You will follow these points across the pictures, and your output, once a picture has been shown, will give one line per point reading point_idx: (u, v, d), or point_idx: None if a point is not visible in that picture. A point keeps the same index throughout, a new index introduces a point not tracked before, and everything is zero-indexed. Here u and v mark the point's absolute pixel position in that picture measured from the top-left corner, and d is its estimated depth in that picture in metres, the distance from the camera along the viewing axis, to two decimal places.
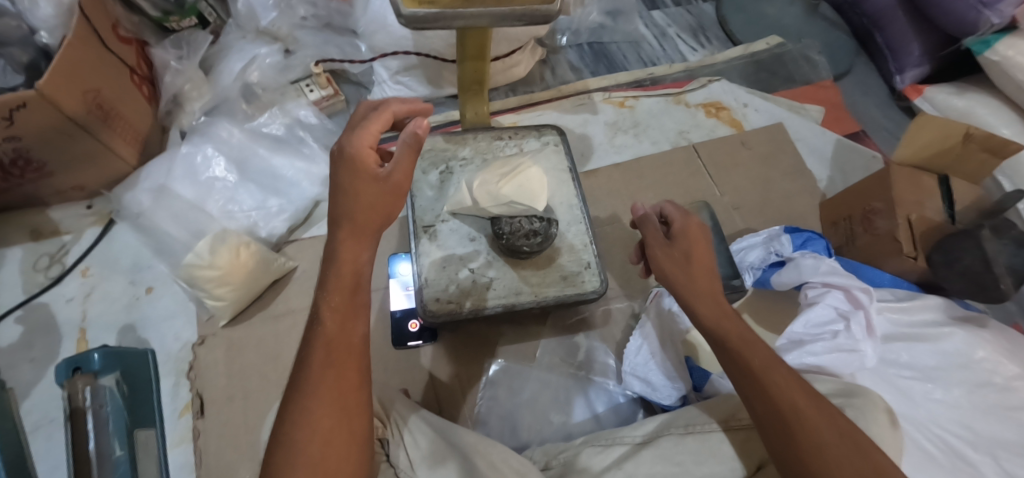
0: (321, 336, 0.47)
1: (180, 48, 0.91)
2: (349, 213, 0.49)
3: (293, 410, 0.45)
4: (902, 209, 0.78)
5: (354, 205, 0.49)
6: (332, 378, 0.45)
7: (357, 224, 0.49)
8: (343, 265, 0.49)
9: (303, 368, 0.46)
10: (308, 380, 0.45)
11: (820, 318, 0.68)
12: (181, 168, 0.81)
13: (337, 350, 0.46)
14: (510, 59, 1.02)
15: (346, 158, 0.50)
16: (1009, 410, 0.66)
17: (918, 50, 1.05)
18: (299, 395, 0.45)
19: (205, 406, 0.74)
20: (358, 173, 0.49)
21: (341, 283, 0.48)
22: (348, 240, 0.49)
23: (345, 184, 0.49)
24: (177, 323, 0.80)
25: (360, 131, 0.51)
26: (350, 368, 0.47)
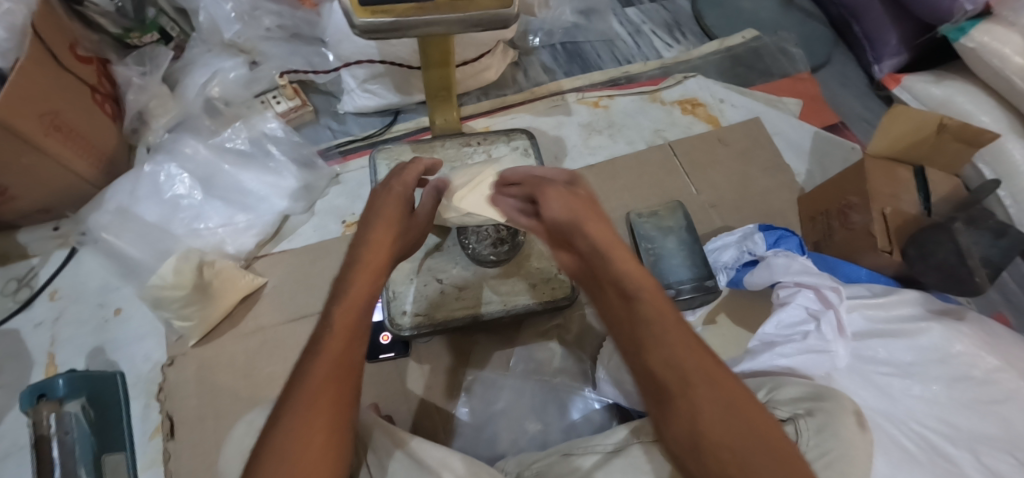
0: (329, 349, 0.43)
1: (143, 64, 0.91)
2: (376, 238, 0.51)
3: (286, 423, 0.39)
4: (877, 202, 0.76)
5: (377, 231, 0.52)
6: (332, 393, 0.41)
7: (374, 258, 0.49)
8: (359, 289, 0.47)
9: (302, 380, 0.41)
10: (303, 393, 0.41)
11: (790, 319, 0.68)
12: (145, 187, 0.81)
13: (341, 365, 0.42)
14: (480, 63, 1.00)
15: (396, 193, 0.56)
16: (986, 404, 0.66)
17: (896, 39, 1.04)
18: (292, 408, 0.40)
19: (175, 428, 0.72)
20: (393, 204, 0.55)
21: (354, 297, 0.46)
22: (365, 270, 0.48)
23: (383, 212, 0.54)
24: (146, 344, 0.79)
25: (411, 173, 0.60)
26: (345, 384, 0.42)
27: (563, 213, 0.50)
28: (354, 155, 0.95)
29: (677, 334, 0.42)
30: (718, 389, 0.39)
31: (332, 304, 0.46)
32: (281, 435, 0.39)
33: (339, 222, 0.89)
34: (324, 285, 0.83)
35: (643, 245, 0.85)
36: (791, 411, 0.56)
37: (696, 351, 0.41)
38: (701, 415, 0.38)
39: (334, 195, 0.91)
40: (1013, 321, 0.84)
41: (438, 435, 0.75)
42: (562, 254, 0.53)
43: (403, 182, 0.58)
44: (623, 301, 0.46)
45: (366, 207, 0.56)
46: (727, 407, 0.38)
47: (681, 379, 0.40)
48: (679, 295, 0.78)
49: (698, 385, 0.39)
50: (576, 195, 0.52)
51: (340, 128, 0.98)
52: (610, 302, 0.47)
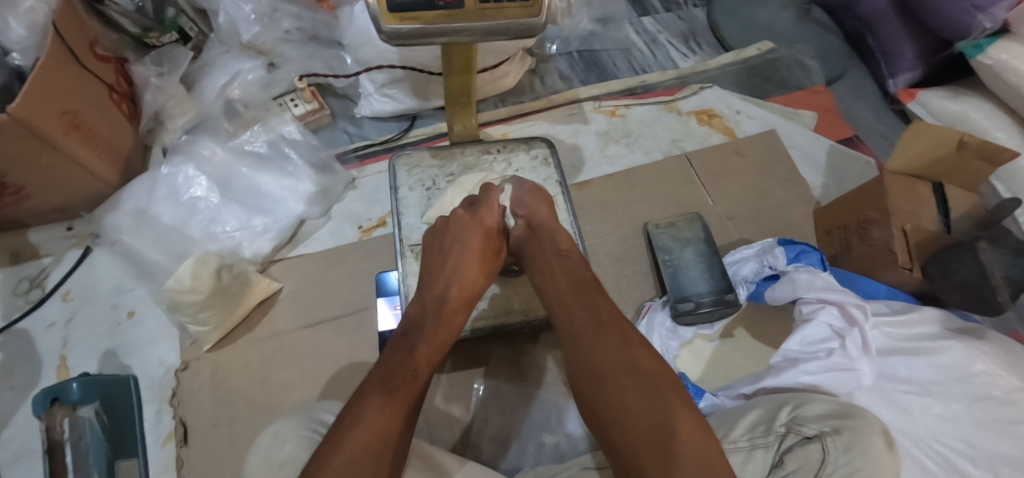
0: (400, 379, 0.48)
1: (161, 64, 0.90)
2: (467, 281, 0.60)
3: (349, 448, 0.41)
4: (898, 219, 0.75)
5: (467, 263, 0.61)
6: (395, 430, 0.44)
7: (464, 286, 0.60)
8: (450, 319, 0.57)
9: (365, 405, 0.45)
10: (369, 416, 0.44)
11: (814, 336, 0.68)
12: (162, 188, 0.81)
13: (412, 399, 0.47)
14: (498, 70, 1.01)
15: (478, 224, 0.64)
16: (1010, 424, 0.63)
17: (911, 53, 1.04)
18: (354, 430, 0.43)
19: (188, 434, 0.72)
20: (486, 245, 0.62)
21: (435, 342, 0.54)
22: (456, 304, 0.58)
23: (464, 239, 0.62)
24: (160, 347, 0.78)
25: (486, 208, 0.65)
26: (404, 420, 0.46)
27: (539, 230, 0.65)
28: (371, 160, 0.94)
29: (588, 292, 0.55)
30: (615, 343, 0.49)
31: (418, 340, 0.53)
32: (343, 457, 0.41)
33: (355, 227, 0.88)
34: (339, 291, 0.82)
35: (661, 257, 0.85)
36: (818, 428, 0.53)
37: (601, 304, 0.54)
38: (598, 355, 0.48)
39: (351, 200, 0.90)
40: None
41: (455, 445, 0.75)
42: (530, 258, 0.64)
43: (491, 220, 0.65)
44: (558, 274, 0.59)
45: (455, 235, 0.63)
46: (631, 357, 0.47)
47: (586, 322, 0.52)
48: (698, 308, 0.77)
49: (600, 333, 0.50)
50: (552, 221, 0.67)
51: (357, 132, 0.98)
52: (546, 269, 0.60)
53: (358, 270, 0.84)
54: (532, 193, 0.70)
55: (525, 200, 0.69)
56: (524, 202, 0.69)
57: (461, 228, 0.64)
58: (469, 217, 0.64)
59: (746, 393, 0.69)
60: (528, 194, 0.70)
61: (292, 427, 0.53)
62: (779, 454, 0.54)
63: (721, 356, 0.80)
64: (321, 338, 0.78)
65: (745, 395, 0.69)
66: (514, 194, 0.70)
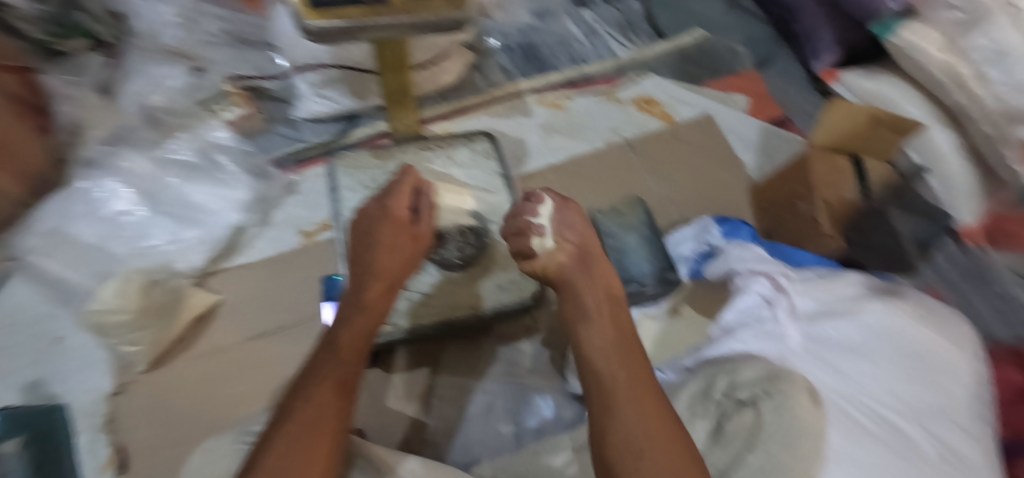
0: (331, 371, 0.48)
1: (75, 74, 0.86)
2: (382, 266, 0.58)
3: (280, 441, 0.41)
4: (821, 191, 0.80)
5: (387, 250, 0.59)
6: (330, 417, 0.44)
7: (380, 272, 0.57)
8: (373, 303, 0.55)
9: (302, 400, 0.45)
10: (305, 409, 0.44)
11: (748, 305, 0.74)
12: (82, 204, 0.76)
13: (343, 385, 0.47)
14: (436, 66, 1.00)
15: (389, 216, 0.61)
16: (932, 375, 0.66)
17: (830, 35, 1.10)
18: (285, 424, 0.43)
19: (128, 461, 0.68)
20: (401, 234, 0.60)
21: (361, 327, 0.53)
22: (377, 290, 0.56)
23: (378, 235, 0.60)
24: (87, 374, 0.73)
25: (396, 196, 0.63)
26: (340, 407, 0.45)
27: (591, 259, 0.62)
28: (310, 163, 0.92)
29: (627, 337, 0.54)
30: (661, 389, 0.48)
31: (340, 329, 0.53)
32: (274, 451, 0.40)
33: (297, 232, 0.86)
34: (284, 299, 0.80)
35: (607, 242, 0.87)
36: (750, 392, 0.57)
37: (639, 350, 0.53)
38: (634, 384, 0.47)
39: (291, 205, 0.88)
40: (946, 296, 0.95)
41: (412, 445, 0.74)
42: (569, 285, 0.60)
43: (400, 209, 0.62)
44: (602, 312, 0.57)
45: (367, 230, 0.61)
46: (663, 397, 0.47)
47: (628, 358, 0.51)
48: (643, 289, 0.83)
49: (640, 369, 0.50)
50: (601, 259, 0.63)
51: (293, 135, 0.95)
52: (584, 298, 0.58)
53: (303, 276, 0.82)
54: (577, 217, 0.66)
55: (569, 223, 0.65)
56: (573, 227, 0.64)
57: (373, 222, 0.62)
58: (377, 210, 0.62)
59: (689, 367, 0.72)
60: (569, 218, 0.66)
61: (231, 440, 0.52)
62: (717, 421, 0.58)
63: (668, 334, 0.82)
64: (267, 348, 0.76)
65: (688, 368, 0.71)
66: (550, 213, 0.66)
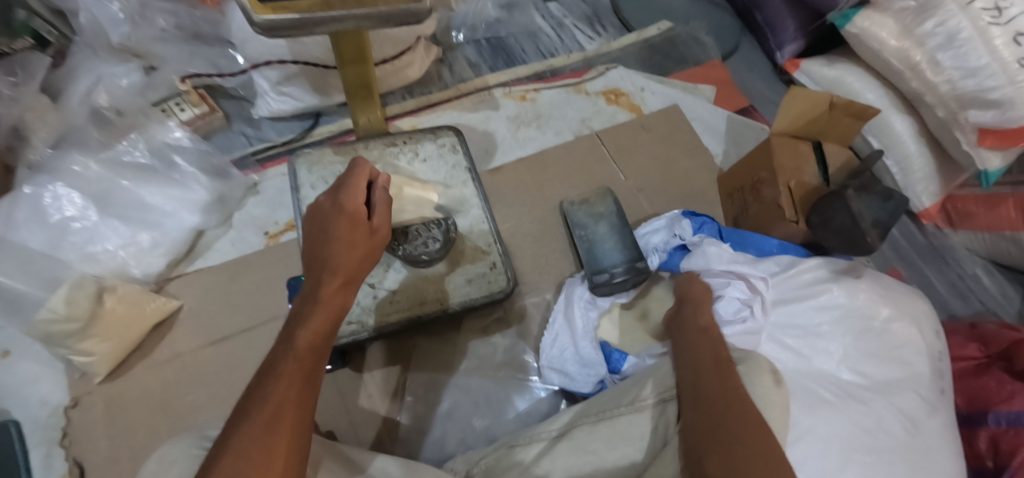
0: (290, 369, 0.45)
1: (14, 72, 0.81)
2: (341, 262, 0.53)
3: (236, 447, 0.39)
4: (783, 176, 0.82)
5: (341, 244, 0.54)
6: (290, 417, 0.42)
7: (337, 268, 0.53)
8: (330, 300, 0.51)
9: (259, 402, 0.42)
10: (262, 410, 0.42)
11: (731, 309, 0.74)
12: (26, 210, 0.73)
13: (304, 382, 0.45)
14: (401, 61, 0.98)
15: (346, 210, 0.56)
16: (890, 351, 0.70)
17: (793, 26, 1.12)
18: (243, 427, 0.41)
19: (85, 473, 0.65)
20: (357, 228, 0.55)
21: (319, 323, 0.49)
22: (334, 285, 0.52)
23: (336, 229, 0.55)
24: (41, 385, 0.71)
25: (351, 190, 0.58)
26: (301, 405, 0.44)
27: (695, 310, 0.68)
28: (273, 162, 0.90)
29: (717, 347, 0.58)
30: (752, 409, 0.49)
31: (296, 326, 0.49)
32: (235, 451, 0.39)
33: (260, 233, 0.83)
34: (248, 302, 0.78)
35: (577, 233, 0.87)
36: None
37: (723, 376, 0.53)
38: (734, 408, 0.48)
39: (253, 206, 0.85)
40: (905, 274, 0.99)
41: (384, 443, 0.73)
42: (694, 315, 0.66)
43: (355, 203, 0.57)
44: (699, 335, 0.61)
45: (319, 222, 0.56)
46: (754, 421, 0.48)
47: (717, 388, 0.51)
48: (612, 278, 0.79)
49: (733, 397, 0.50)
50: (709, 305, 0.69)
51: (255, 133, 0.93)
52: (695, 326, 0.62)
53: (266, 278, 0.80)
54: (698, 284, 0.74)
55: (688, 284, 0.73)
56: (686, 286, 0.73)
57: (327, 217, 0.56)
58: (331, 205, 0.57)
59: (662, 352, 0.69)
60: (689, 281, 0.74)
61: (180, 448, 0.49)
62: None
63: None
64: (230, 353, 0.74)
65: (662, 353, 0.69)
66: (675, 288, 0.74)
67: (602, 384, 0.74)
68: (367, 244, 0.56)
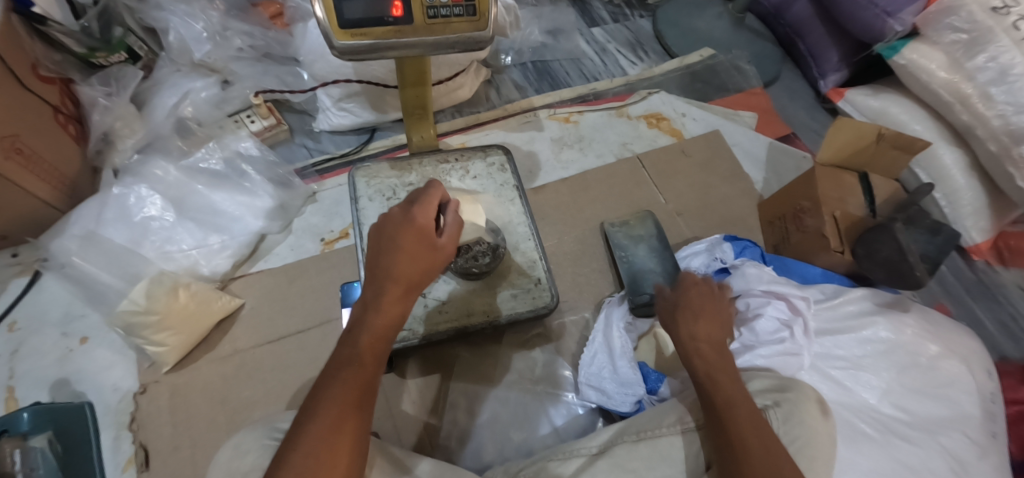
0: (350, 374, 0.47)
1: (108, 85, 0.90)
2: (402, 270, 0.51)
3: (305, 441, 0.43)
4: (828, 207, 0.82)
5: (405, 255, 0.52)
6: (352, 418, 0.45)
7: (396, 277, 0.51)
8: (390, 306, 0.50)
9: (323, 400, 0.45)
10: (327, 410, 0.44)
11: (768, 328, 0.73)
12: (112, 210, 0.79)
13: (364, 389, 0.47)
14: (453, 82, 1.04)
15: (412, 224, 0.54)
16: (938, 388, 0.70)
17: (836, 56, 1.13)
18: (310, 425, 0.44)
19: (150, 458, 0.70)
20: (422, 240, 0.53)
21: (380, 330, 0.49)
22: (396, 293, 0.51)
23: (399, 239, 0.52)
24: (115, 373, 0.76)
25: (422, 201, 0.56)
26: (361, 407, 0.46)
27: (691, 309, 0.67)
28: (331, 173, 0.95)
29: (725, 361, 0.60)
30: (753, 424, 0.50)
31: (358, 332, 0.49)
32: (302, 450, 0.42)
33: (317, 239, 0.88)
34: (303, 304, 0.83)
35: (617, 254, 0.90)
36: (761, 403, 0.58)
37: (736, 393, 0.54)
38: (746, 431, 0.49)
39: (310, 214, 0.91)
40: (953, 310, 0.97)
41: (424, 448, 0.76)
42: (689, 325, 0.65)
43: (426, 216, 0.55)
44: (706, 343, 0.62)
45: (382, 228, 0.54)
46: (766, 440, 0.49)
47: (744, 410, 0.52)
48: (653, 299, 0.82)
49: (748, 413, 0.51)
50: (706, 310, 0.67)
51: (315, 146, 0.99)
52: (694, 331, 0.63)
53: (320, 283, 0.85)
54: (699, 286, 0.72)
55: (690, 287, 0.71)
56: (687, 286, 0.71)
57: (394, 226, 0.54)
58: (400, 215, 0.54)
59: None
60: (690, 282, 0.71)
61: (254, 437, 0.54)
62: None
63: None
64: (286, 352, 0.78)
65: None
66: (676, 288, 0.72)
67: (641, 404, 0.74)
68: (429, 255, 0.53)
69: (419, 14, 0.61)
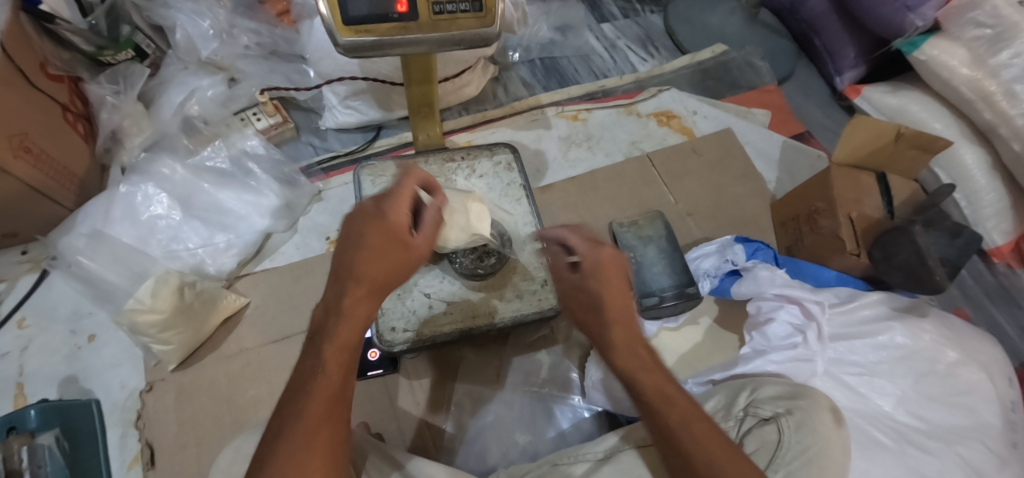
0: (321, 387, 0.43)
1: (116, 83, 0.90)
2: (368, 270, 0.46)
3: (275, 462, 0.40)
4: (843, 207, 0.81)
5: (370, 253, 0.46)
6: (325, 432, 0.42)
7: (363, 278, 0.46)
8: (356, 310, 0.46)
9: (292, 416, 0.42)
10: (296, 426, 0.41)
11: (780, 333, 0.73)
12: (120, 208, 0.80)
13: (335, 400, 0.43)
14: (460, 79, 1.03)
15: (377, 221, 0.48)
16: (956, 396, 0.68)
17: (853, 52, 1.10)
18: (280, 442, 0.41)
19: (155, 457, 0.70)
20: (392, 239, 0.47)
21: (345, 338, 0.45)
22: (360, 294, 0.46)
23: (366, 239, 0.47)
24: (122, 370, 0.76)
25: (393, 199, 0.50)
26: (335, 419, 0.43)
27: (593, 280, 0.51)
28: (337, 172, 0.95)
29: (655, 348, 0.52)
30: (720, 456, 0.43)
31: (321, 340, 0.45)
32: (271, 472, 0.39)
33: (322, 239, 0.88)
34: (308, 304, 0.82)
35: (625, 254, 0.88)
36: (772, 409, 0.57)
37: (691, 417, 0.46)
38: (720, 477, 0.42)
39: (316, 213, 0.90)
40: (971, 315, 0.94)
41: (428, 450, 0.76)
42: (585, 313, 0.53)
43: (398, 215, 0.49)
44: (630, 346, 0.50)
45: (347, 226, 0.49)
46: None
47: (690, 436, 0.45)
48: (661, 302, 0.81)
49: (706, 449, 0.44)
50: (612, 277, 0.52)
51: (321, 144, 0.99)
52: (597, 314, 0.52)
53: (325, 282, 0.84)
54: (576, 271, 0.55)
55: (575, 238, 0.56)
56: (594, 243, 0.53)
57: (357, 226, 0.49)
58: (368, 211, 0.49)
59: (716, 379, 0.73)
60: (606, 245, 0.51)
61: (253, 441, 0.54)
62: (738, 436, 0.57)
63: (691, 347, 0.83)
64: (291, 352, 0.78)
65: (715, 381, 0.72)
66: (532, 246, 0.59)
67: None
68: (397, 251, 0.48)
69: (425, 9, 0.60)
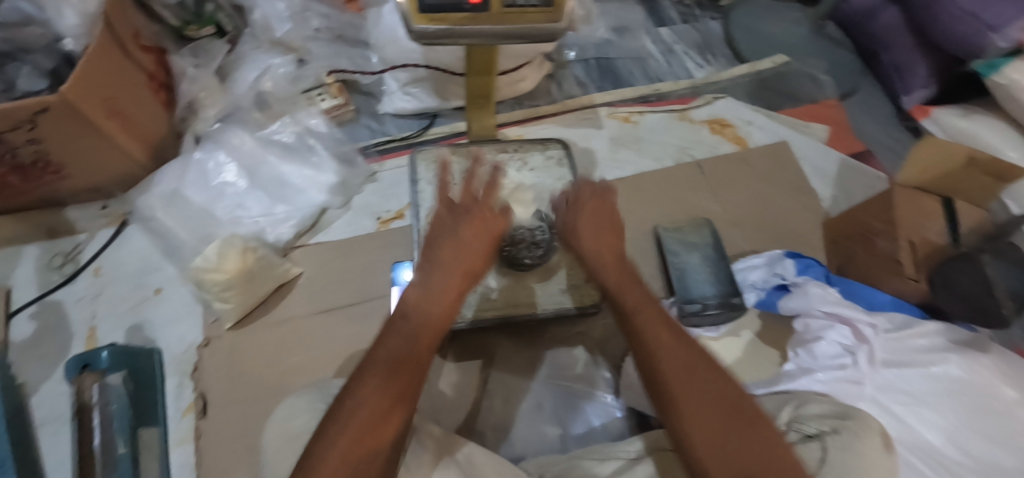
0: (393, 357, 0.47)
1: (197, 55, 0.96)
2: (454, 263, 0.54)
3: (348, 416, 0.43)
4: (904, 231, 0.78)
5: (459, 248, 0.55)
6: (390, 402, 0.45)
7: (452, 278, 0.54)
8: (435, 298, 0.52)
9: (366, 380, 0.45)
10: (369, 390, 0.44)
11: (828, 352, 0.71)
12: (194, 173, 0.85)
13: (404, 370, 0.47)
14: (516, 73, 1.05)
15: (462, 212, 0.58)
16: (1015, 436, 0.63)
17: (925, 71, 1.05)
18: (354, 400, 0.44)
19: (208, 408, 0.75)
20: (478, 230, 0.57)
21: (425, 322, 0.51)
22: (442, 283, 0.53)
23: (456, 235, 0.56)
24: (183, 325, 0.81)
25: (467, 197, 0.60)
26: (403, 392, 0.46)
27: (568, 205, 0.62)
28: (391, 155, 0.98)
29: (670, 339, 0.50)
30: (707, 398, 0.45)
31: (401, 322, 0.50)
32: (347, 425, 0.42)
33: (374, 218, 0.91)
34: (355, 279, 0.86)
35: (669, 260, 0.89)
36: (818, 427, 0.56)
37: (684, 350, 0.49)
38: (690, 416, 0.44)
39: (369, 193, 0.94)
40: None
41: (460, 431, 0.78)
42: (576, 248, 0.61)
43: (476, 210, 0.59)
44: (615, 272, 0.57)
45: (439, 227, 0.58)
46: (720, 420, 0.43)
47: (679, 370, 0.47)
48: (704, 310, 0.82)
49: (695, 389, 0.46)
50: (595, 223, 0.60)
51: (378, 127, 1.01)
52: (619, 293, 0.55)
53: (374, 259, 0.87)
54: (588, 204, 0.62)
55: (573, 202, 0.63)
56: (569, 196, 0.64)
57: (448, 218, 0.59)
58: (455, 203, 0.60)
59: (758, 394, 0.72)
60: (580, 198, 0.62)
61: (307, 401, 0.58)
62: None
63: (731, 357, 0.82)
64: (336, 322, 0.82)
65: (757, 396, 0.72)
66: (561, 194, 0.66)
67: None
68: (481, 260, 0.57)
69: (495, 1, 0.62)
